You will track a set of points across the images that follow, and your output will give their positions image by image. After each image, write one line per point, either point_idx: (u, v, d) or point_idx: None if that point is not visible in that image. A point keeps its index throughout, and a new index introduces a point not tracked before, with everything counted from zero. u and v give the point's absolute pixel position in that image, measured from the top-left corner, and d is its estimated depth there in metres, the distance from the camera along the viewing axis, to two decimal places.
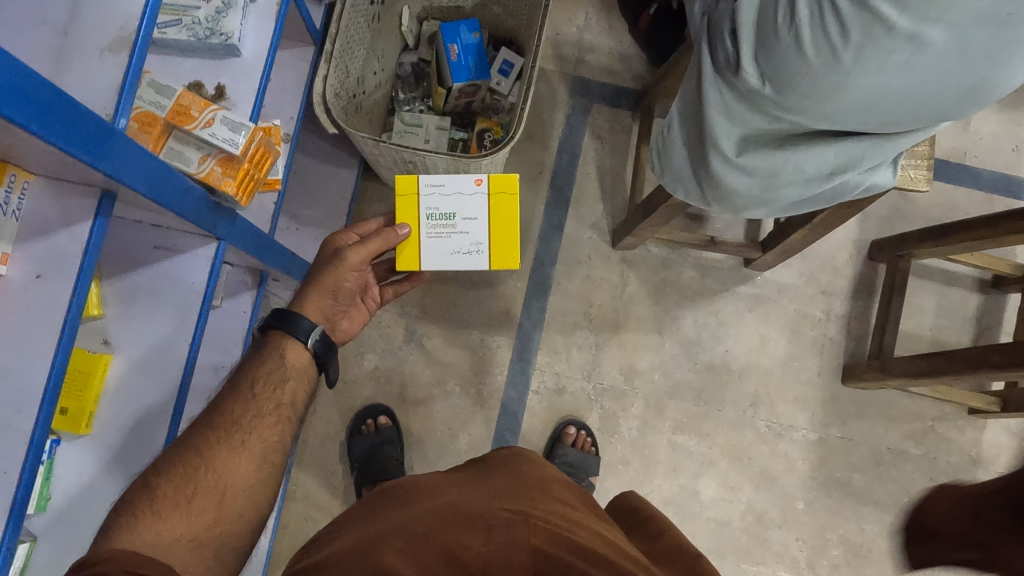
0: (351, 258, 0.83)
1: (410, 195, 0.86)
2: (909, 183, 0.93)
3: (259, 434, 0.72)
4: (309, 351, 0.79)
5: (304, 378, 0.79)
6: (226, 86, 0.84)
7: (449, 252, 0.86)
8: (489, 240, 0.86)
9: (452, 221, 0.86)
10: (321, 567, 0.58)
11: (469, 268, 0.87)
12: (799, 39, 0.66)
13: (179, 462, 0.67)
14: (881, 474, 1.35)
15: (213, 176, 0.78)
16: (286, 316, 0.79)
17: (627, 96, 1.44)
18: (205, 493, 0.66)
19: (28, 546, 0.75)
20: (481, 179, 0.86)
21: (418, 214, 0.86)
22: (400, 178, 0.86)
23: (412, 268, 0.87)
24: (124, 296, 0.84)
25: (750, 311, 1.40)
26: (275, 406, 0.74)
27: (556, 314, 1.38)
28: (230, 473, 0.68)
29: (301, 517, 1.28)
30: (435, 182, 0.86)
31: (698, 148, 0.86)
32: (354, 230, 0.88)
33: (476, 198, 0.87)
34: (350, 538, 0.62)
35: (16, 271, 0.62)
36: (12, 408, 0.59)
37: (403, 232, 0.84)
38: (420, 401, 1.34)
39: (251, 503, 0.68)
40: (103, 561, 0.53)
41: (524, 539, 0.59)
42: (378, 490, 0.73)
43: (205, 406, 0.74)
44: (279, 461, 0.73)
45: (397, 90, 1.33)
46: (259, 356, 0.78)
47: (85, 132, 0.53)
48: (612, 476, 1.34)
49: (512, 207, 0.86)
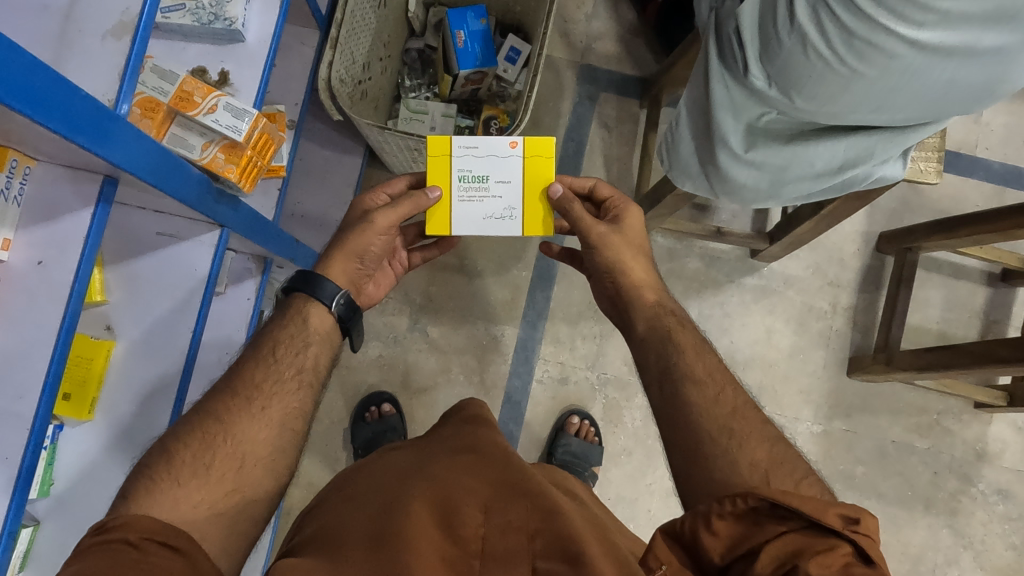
0: (379, 222, 0.79)
1: (443, 155, 0.82)
2: (918, 176, 0.92)
3: (280, 399, 0.69)
4: (332, 314, 0.77)
5: (327, 344, 0.76)
6: (230, 71, 0.84)
7: (481, 218, 0.82)
8: (523, 205, 0.82)
9: (485, 184, 0.82)
10: (316, 542, 0.57)
11: (501, 235, 0.83)
12: (800, 43, 0.64)
13: (199, 429, 0.64)
14: (884, 468, 1.35)
15: (216, 163, 0.77)
16: (310, 279, 0.77)
17: (634, 85, 1.43)
18: (224, 460, 0.63)
19: (31, 530, 0.76)
20: (517, 142, 0.82)
21: (449, 176, 0.82)
22: (432, 139, 0.82)
23: (441, 233, 0.83)
24: (128, 281, 0.84)
25: (756, 303, 1.39)
26: (296, 371, 0.72)
27: (561, 304, 1.37)
28: (249, 440, 0.65)
29: (304, 503, 1.29)
30: (468, 144, 0.82)
31: (706, 141, 0.85)
32: (382, 190, 0.84)
33: (510, 160, 0.82)
34: (344, 510, 0.61)
35: (18, 257, 0.61)
36: (14, 395, 0.59)
37: (433, 196, 0.80)
38: (424, 389, 1.34)
39: (271, 473, 0.66)
40: (124, 527, 0.52)
41: (523, 523, 0.56)
42: (371, 463, 0.73)
43: (226, 369, 0.72)
44: (300, 427, 0.70)
45: (403, 77, 1.33)
46: (280, 321, 0.76)
47: (84, 119, 0.53)
48: (614, 466, 1.33)
49: (546, 171, 0.82)
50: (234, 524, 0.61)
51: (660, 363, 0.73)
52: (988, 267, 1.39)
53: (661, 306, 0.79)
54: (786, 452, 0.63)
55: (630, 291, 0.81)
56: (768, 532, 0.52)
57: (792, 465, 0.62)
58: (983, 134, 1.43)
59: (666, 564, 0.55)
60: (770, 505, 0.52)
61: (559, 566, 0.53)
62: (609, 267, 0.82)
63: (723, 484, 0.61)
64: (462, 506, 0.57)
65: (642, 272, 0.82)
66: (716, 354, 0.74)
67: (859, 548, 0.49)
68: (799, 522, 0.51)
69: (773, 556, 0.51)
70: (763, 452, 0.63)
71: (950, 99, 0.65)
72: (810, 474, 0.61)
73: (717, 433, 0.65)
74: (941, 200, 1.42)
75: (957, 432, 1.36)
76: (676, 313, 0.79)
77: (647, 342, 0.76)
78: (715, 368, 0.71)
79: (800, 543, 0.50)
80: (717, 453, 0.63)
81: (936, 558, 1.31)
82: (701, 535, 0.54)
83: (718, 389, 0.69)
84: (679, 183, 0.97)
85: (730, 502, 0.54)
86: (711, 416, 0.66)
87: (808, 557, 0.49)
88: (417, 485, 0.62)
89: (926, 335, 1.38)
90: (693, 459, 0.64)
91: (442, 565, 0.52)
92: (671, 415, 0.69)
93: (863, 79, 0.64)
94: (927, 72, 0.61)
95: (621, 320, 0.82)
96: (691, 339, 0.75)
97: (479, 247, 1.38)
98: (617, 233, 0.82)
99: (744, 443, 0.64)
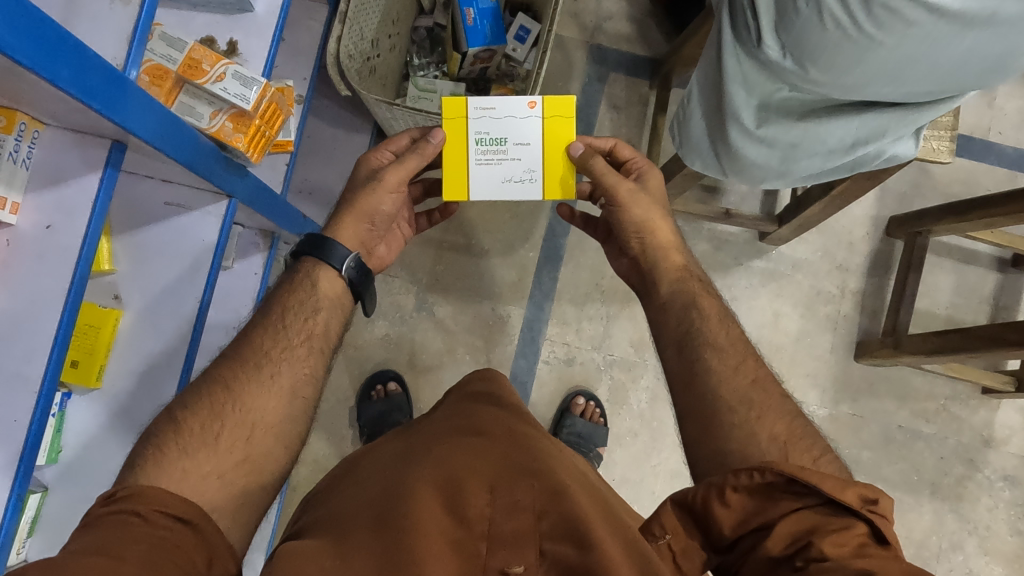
0: (389, 180, 0.79)
1: (458, 118, 0.81)
2: (931, 155, 0.91)
3: (290, 366, 0.69)
4: (342, 278, 0.77)
5: (337, 309, 0.76)
6: (238, 42, 0.83)
7: (500, 180, 0.83)
8: (543, 167, 0.82)
9: (504, 146, 0.82)
10: (323, 525, 0.57)
11: (522, 198, 0.83)
12: (818, 11, 0.63)
13: (207, 397, 0.64)
14: (890, 452, 1.34)
15: (224, 132, 0.77)
16: (320, 243, 0.76)
17: (645, 66, 1.42)
18: (233, 429, 0.63)
19: (39, 497, 0.76)
20: (536, 102, 0.81)
21: (467, 139, 0.82)
22: (447, 101, 0.80)
23: (459, 196, 0.83)
24: (135, 252, 0.84)
25: (764, 286, 1.39)
26: (306, 337, 0.72)
27: (568, 285, 1.37)
28: (259, 409, 0.65)
29: (309, 480, 1.29)
30: (485, 105, 0.81)
31: (718, 118, 0.85)
32: (387, 148, 0.83)
33: (529, 121, 0.82)
34: (351, 495, 0.60)
35: (26, 221, 0.62)
36: (22, 358, 0.60)
37: (437, 142, 0.80)
38: (430, 368, 1.34)
39: (281, 441, 0.66)
40: (133, 497, 0.52)
41: (529, 503, 0.55)
42: (380, 446, 0.72)
43: (235, 336, 0.72)
44: (311, 395, 0.70)
45: (412, 55, 1.32)
46: (290, 285, 0.75)
47: (93, 80, 0.52)
48: (620, 448, 1.33)
49: (567, 132, 0.82)
50: (245, 494, 0.61)
51: (681, 327, 0.73)
52: (998, 253, 1.38)
53: (687, 270, 0.79)
54: (805, 427, 0.64)
55: (656, 251, 0.80)
56: (782, 508, 0.52)
57: (811, 442, 0.62)
58: (996, 118, 1.41)
59: (671, 533, 0.57)
60: (787, 480, 0.53)
61: (567, 549, 0.51)
62: (638, 227, 0.81)
63: (740, 457, 0.61)
64: (467, 483, 0.57)
65: (668, 233, 0.82)
66: (739, 325, 0.73)
67: (875, 527, 0.50)
68: (815, 499, 0.52)
69: (786, 532, 0.51)
70: (783, 426, 0.63)
71: (970, 70, 0.63)
72: (827, 452, 0.62)
73: (736, 403, 0.65)
74: (952, 184, 1.40)
75: (964, 418, 1.36)
76: (702, 278, 0.79)
77: (664, 310, 0.76)
78: (737, 339, 0.71)
79: (815, 520, 0.51)
80: (736, 426, 0.63)
81: (940, 543, 1.31)
82: (713, 507, 0.55)
83: (738, 360, 0.69)
84: (689, 161, 0.96)
85: (745, 475, 0.54)
86: (730, 387, 0.66)
87: (823, 535, 0.49)
88: (422, 465, 0.61)
89: (935, 321, 1.37)
90: (706, 428, 0.65)
91: (447, 547, 0.50)
92: (687, 383, 0.69)
93: (882, 49, 0.62)
94: (947, 41, 0.60)
95: (643, 284, 0.81)
96: (715, 307, 0.74)
97: (486, 227, 1.38)
98: (643, 193, 0.82)
99: (762, 416, 0.64)
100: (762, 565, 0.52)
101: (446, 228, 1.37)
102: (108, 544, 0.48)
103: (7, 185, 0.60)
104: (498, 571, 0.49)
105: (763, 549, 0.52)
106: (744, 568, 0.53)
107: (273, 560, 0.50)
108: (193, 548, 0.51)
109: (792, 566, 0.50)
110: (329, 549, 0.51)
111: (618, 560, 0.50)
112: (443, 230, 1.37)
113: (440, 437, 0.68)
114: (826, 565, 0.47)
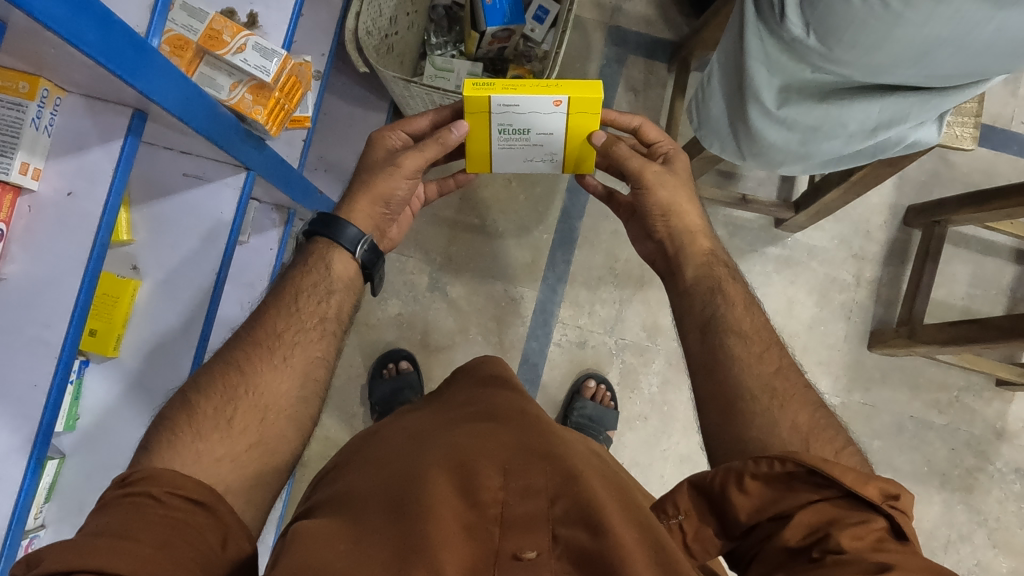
0: (406, 165, 0.78)
1: (480, 113, 0.77)
2: (954, 142, 0.90)
3: (303, 348, 0.70)
4: (355, 261, 0.77)
5: (350, 290, 0.77)
6: (259, 14, 0.84)
7: (522, 159, 0.84)
8: (564, 153, 0.83)
9: (526, 136, 0.80)
10: (335, 507, 0.56)
11: (541, 171, 0.86)
12: None
13: (221, 380, 0.65)
14: (902, 441, 1.34)
15: (245, 104, 0.78)
16: (331, 221, 0.76)
17: (664, 48, 1.41)
18: (246, 413, 0.63)
19: (56, 463, 0.78)
20: (560, 101, 0.75)
21: (489, 129, 0.79)
22: (469, 97, 0.75)
23: (483, 169, 0.86)
24: (154, 222, 0.85)
25: (779, 273, 1.38)
26: (318, 320, 0.72)
27: (582, 267, 1.37)
28: (272, 392, 0.66)
29: (319, 456, 1.30)
30: (508, 103, 0.75)
31: (739, 98, 0.84)
32: (401, 129, 0.82)
33: (553, 117, 0.77)
34: (361, 477, 0.60)
35: (48, 187, 0.63)
36: (42, 323, 0.60)
37: (458, 134, 0.77)
38: (442, 347, 1.35)
39: (293, 423, 0.66)
40: (146, 479, 0.53)
41: (542, 487, 0.54)
42: (387, 429, 0.72)
43: (247, 315, 0.72)
44: (323, 376, 0.70)
45: (430, 35, 1.31)
46: (303, 266, 0.75)
47: (117, 47, 0.53)
48: (629, 431, 1.34)
49: (591, 123, 0.78)
50: (258, 475, 0.61)
51: (705, 312, 0.73)
52: (1017, 244, 1.36)
53: (713, 255, 0.79)
54: (829, 417, 0.64)
55: (682, 236, 0.80)
56: (800, 499, 0.52)
57: (834, 434, 0.62)
58: (1019, 108, 1.39)
59: (684, 514, 0.57)
60: (808, 471, 0.52)
61: (579, 533, 0.49)
62: (664, 209, 0.80)
63: (761, 446, 0.61)
64: (480, 465, 0.56)
65: (696, 217, 0.81)
66: (763, 313, 0.73)
67: (895, 523, 0.50)
68: (835, 492, 0.51)
69: (804, 523, 0.51)
70: (805, 416, 0.63)
71: (998, 52, 0.62)
72: (849, 444, 0.62)
73: (759, 391, 0.65)
74: (972, 173, 1.39)
75: (977, 410, 1.35)
76: (728, 263, 0.78)
77: (692, 293, 0.75)
78: (762, 326, 0.71)
79: (834, 513, 0.50)
80: (757, 413, 0.63)
81: (949, 534, 1.31)
82: (731, 492, 0.55)
83: (763, 347, 0.69)
84: (706, 144, 0.96)
85: (766, 463, 0.54)
86: (753, 375, 0.66)
87: (841, 527, 0.49)
88: (436, 447, 0.61)
89: (951, 311, 1.36)
90: (727, 416, 0.65)
91: (460, 531, 0.49)
92: (710, 368, 0.68)
93: (907, 27, 0.62)
94: (976, 20, 0.59)
95: (668, 267, 0.81)
96: (740, 293, 0.74)
97: (500, 207, 1.38)
98: (670, 174, 0.81)
99: (786, 405, 0.64)
100: (779, 554, 0.52)
101: (460, 209, 1.37)
102: (124, 526, 0.48)
103: (29, 152, 0.61)
104: (511, 556, 0.48)
105: (781, 539, 0.52)
106: (759, 556, 0.53)
107: (289, 542, 0.50)
108: (207, 528, 0.52)
109: (808, 557, 0.50)
110: (343, 528, 0.51)
111: (633, 546, 0.48)
112: (458, 210, 1.37)
113: (452, 421, 0.68)
114: (843, 558, 0.47)
